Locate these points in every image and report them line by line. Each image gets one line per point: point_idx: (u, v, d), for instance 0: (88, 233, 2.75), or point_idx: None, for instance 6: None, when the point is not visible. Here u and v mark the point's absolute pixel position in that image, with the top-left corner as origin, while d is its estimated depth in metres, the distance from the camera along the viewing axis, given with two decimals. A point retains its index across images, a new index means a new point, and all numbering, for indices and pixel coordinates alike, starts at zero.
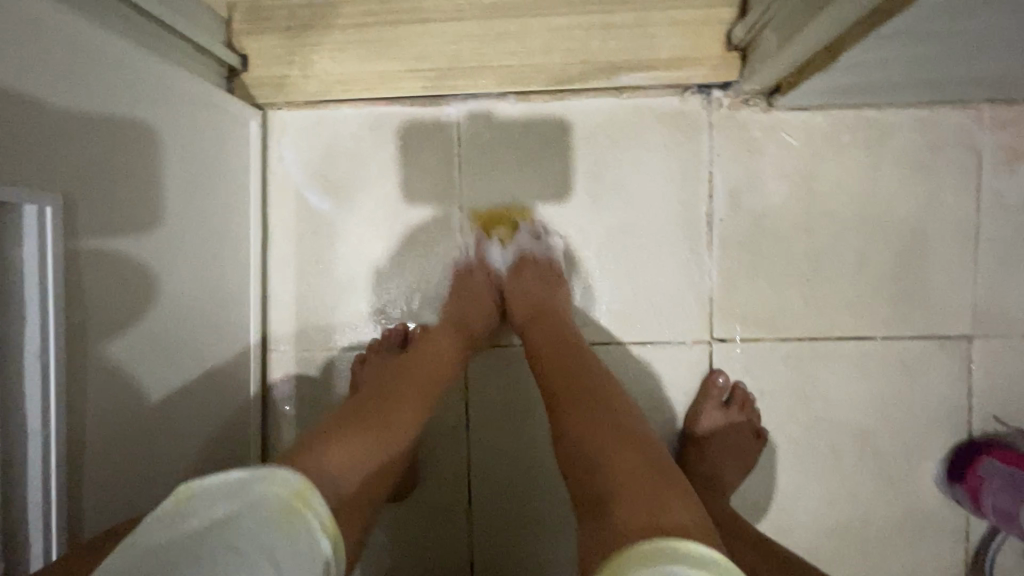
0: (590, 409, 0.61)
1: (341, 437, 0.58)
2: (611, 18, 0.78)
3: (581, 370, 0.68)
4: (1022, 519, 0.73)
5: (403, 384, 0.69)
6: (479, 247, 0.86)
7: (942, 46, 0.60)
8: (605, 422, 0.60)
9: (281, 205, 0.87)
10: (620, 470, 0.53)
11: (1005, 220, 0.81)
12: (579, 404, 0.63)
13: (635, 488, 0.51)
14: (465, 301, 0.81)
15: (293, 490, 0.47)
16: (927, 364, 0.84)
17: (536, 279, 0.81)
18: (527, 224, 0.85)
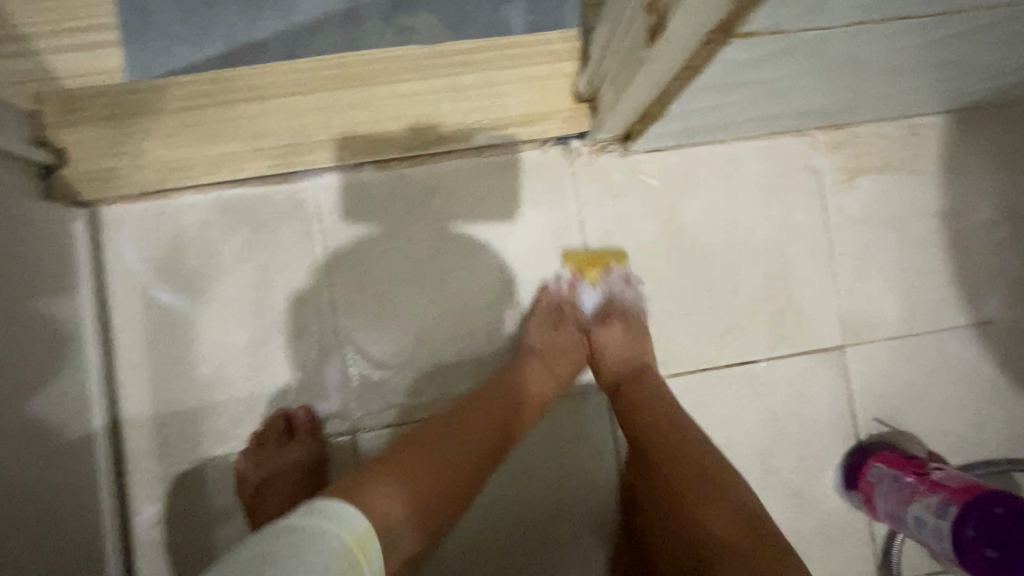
0: (689, 478, 0.65)
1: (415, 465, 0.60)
2: (456, 80, 0.78)
3: (668, 417, 0.71)
4: (907, 521, 0.73)
5: (485, 424, 0.68)
6: (572, 286, 0.83)
7: (754, 92, 0.63)
8: (701, 490, 0.64)
9: (125, 307, 0.78)
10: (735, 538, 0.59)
11: (853, 233, 0.87)
12: (678, 463, 0.67)
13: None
14: (558, 324, 0.80)
15: (355, 537, 0.50)
16: (808, 378, 0.87)
17: (623, 332, 0.79)
18: (618, 268, 0.83)
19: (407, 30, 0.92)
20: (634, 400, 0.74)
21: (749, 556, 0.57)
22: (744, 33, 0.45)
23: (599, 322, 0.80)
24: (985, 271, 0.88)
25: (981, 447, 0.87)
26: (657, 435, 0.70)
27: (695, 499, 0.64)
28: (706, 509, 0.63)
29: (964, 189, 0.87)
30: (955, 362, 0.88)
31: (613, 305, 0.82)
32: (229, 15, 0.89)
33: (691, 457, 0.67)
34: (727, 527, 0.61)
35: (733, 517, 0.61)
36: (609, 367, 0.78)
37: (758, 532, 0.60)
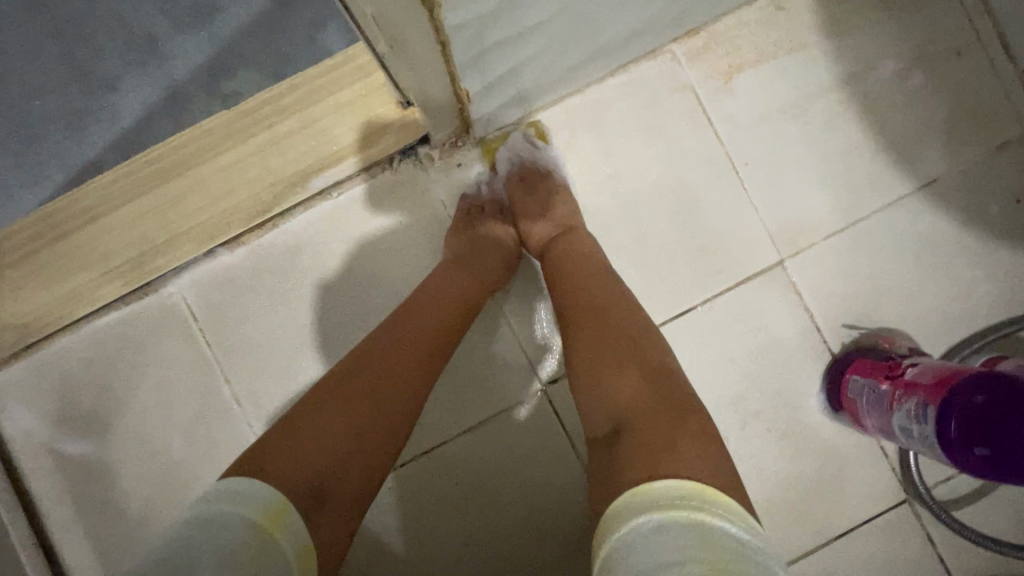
0: (599, 328, 0.58)
1: (336, 397, 0.53)
2: (275, 131, 0.74)
3: (585, 264, 0.66)
4: (895, 433, 0.65)
5: (391, 334, 0.60)
6: (492, 189, 0.77)
7: (549, 38, 0.55)
8: (615, 350, 0.55)
9: (37, 469, 0.76)
10: (638, 404, 0.50)
11: (751, 137, 0.78)
12: (608, 334, 0.57)
13: (654, 429, 0.47)
14: (475, 223, 0.73)
15: (263, 510, 0.45)
16: (757, 306, 0.78)
17: (546, 194, 0.73)
18: (523, 132, 0.77)
19: (233, 96, 0.87)
20: (561, 252, 0.67)
21: (661, 438, 0.46)
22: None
23: (519, 185, 0.74)
24: (911, 127, 0.78)
25: (968, 319, 0.77)
26: (592, 303, 0.60)
27: (607, 364, 0.54)
28: (613, 376, 0.53)
29: (858, 48, 0.78)
30: (912, 235, 0.77)
31: (525, 168, 0.75)
32: (56, 146, 0.86)
33: (617, 320, 0.58)
34: (635, 409, 0.50)
35: (643, 384, 0.51)
36: (536, 233, 0.72)
37: (680, 403, 0.50)
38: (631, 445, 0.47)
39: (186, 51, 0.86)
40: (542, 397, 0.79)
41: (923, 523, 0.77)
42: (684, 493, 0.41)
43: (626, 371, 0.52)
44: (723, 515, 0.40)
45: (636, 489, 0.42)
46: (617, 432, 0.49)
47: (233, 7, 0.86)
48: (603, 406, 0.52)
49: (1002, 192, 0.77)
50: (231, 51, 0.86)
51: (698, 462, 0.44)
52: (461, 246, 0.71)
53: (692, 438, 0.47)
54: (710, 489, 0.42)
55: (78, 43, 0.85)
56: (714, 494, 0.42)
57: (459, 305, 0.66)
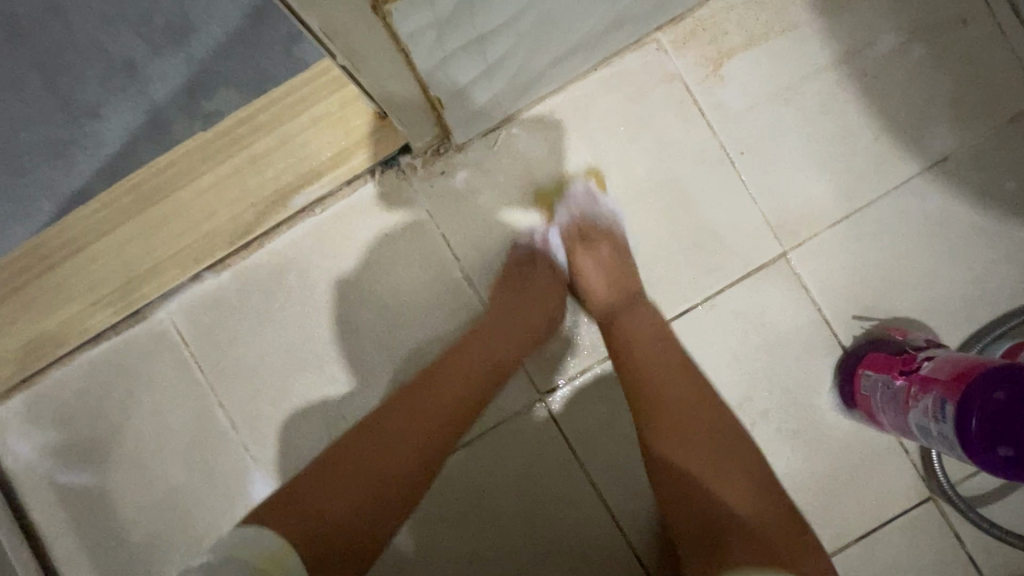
0: (699, 419, 0.59)
1: (368, 450, 0.55)
2: (253, 151, 0.73)
3: (659, 337, 0.68)
4: (913, 431, 0.61)
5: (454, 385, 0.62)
6: (542, 241, 0.75)
7: (518, 38, 0.53)
8: (693, 425, 0.59)
9: (39, 502, 0.76)
10: (756, 522, 0.52)
11: (744, 125, 0.74)
12: (715, 434, 0.59)
13: (765, 543, 0.50)
14: (526, 276, 0.72)
15: (266, 555, 0.45)
16: (760, 301, 0.74)
17: (611, 254, 0.72)
18: (582, 180, 0.75)
19: (214, 114, 0.85)
20: (627, 326, 0.68)
21: (781, 553, 0.49)
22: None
23: (581, 244, 0.73)
24: (916, 104, 0.73)
25: (987, 304, 0.73)
26: (651, 357, 0.65)
27: (676, 425, 0.59)
28: (724, 482, 0.54)
29: (855, 24, 0.73)
30: (924, 218, 0.73)
31: (584, 222, 0.74)
32: (43, 176, 0.85)
33: (668, 368, 0.64)
34: (765, 529, 0.51)
35: (759, 498, 0.54)
36: (598, 299, 0.71)
37: (792, 530, 0.53)
38: (745, 551, 0.49)
39: (165, 72, 0.85)
40: (540, 407, 0.76)
41: (950, 521, 0.73)
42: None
43: (729, 473, 0.55)
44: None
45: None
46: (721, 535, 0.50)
47: (208, 24, 0.85)
48: (672, 445, 0.57)
49: (1019, 167, 0.73)
50: (210, 70, 0.85)
51: None
52: (506, 305, 0.70)
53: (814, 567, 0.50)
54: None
55: (58, 71, 0.85)
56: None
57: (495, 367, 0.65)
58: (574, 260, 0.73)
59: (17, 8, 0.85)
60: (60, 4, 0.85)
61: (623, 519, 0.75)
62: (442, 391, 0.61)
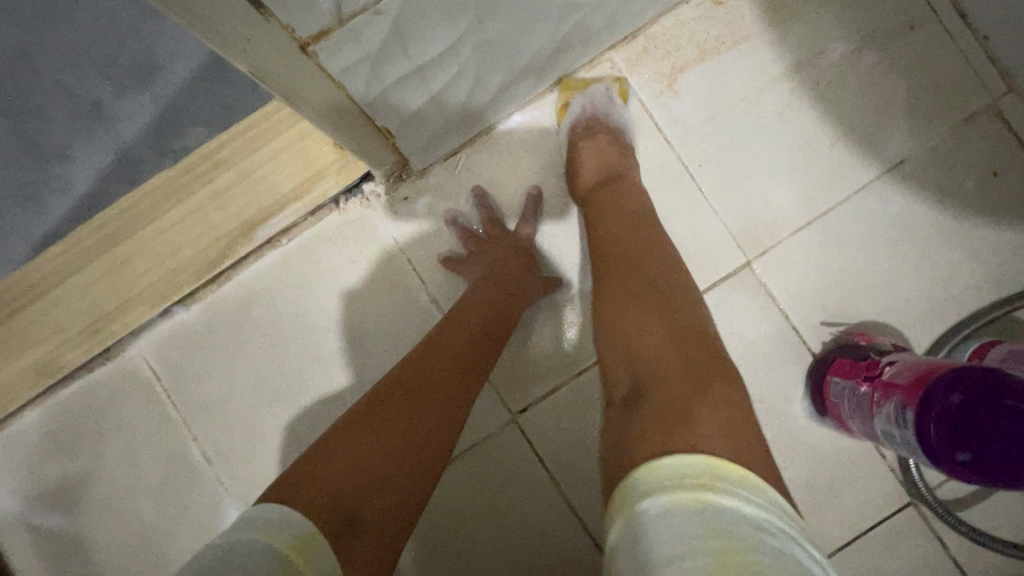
0: (625, 275, 0.53)
1: (390, 410, 0.50)
2: (216, 185, 0.73)
3: (632, 224, 0.59)
4: (880, 437, 0.61)
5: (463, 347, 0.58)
6: (489, 217, 0.75)
7: (460, 66, 0.54)
8: (646, 300, 0.50)
9: (14, 546, 0.75)
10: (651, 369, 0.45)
11: (701, 137, 0.75)
12: (631, 280, 0.53)
13: (670, 378, 0.44)
14: (492, 243, 0.73)
15: (291, 540, 0.39)
16: (728, 311, 0.74)
17: (611, 142, 0.69)
18: (604, 83, 0.73)
19: (183, 150, 0.86)
20: (606, 199, 0.63)
21: (748, 441, 0.40)
22: (311, 34, 0.39)
23: (584, 134, 0.70)
24: (870, 109, 0.74)
25: (953, 306, 0.72)
26: (644, 271, 0.53)
27: (629, 297, 0.51)
28: (628, 317, 0.50)
29: (805, 33, 0.74)
30: (886, 221, 0.73)
31: (596, 116, 0.71)
32: (16, 218, 0.86)
33: (627, 248, 0.56)
34: (716, 419, 0.40)
35: (654, 326, 0.48)
36: (586, 179, 0.68)
37: (704, 353, 0.46)
38: (648, 411, 0.42)
39: (133, 112, 0.86)
40: (512, 427, 0.76)
41: (932, 526, 0.72)
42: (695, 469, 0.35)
43: (640, 304, 0.50)
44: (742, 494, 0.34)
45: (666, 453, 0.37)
46: (639, 392, 0.44)
47: (174, 63, 0.86)
48: (630, 368, 0.47)
49: (977, 166, 0.73)
50: (177, 107, 0.86)
51: (713, 436, 0.39)
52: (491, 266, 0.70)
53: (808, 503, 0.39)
54: (734, 467, 0.36)
55: (29, 115, 0.86)
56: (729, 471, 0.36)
57: (501, 319, 0.64)
58: (573, 138, 0.71)
59: None
60: (30, 50, 0.86)
61: (603, 540, 0.75)
62: (459, 352, 0.58)
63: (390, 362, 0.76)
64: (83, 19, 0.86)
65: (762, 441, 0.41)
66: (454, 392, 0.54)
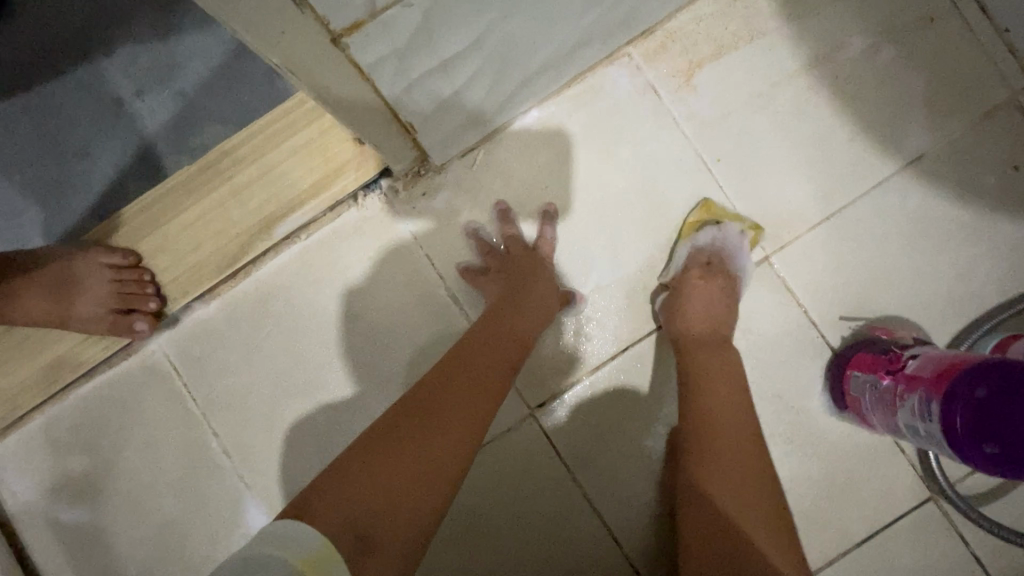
0: (726, 389, 0.62)
1: (406, 428, 0.51)
2: (236, 182, 0.74)
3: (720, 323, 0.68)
4: (904, 432, 0.60)
5: (477, 363, 0.59)
6: (506, 218, 0.75)
7: (483, 61, 0.54)
8: (758, 471, 0.57)
9: (36, 539, 0.76)
10: (748, 523, 0.53)
11: (719, 133, 0.75)
12: (735, 436, 0.59)
13: (768, 537, 0.53)
14: (506, 262, 0.73)
15: (307, 556, 0.39)
16: (746, 306, 0.74)
17: (721, 287, 0.70)
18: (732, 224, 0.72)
19: (201, 148, 0.87)
20: (694, 346, 0.66)
21: (784, 542, 0.53)
22: (344, 27, 0.40)
23: (699, 274, 0.70)
24: (888, 104, 0.74)
25: (974, 301, 0.72)
26: (729, 413, 0.60)
27: (743, 442, 0.59)
28: (753, 489, 0.56)
29: (822, 29, 0.74)
30: (905, 216, 0.73)
31: (719, 257, 0.71)
32: (37, 215, 0.87)
33: (728, 365, 0.64)
34: (766, 524, 0.54)
35: (778, 518, 0.55)
36: (689, 322, 0.67)
37: (788, 528, 0.54)
38: (748, 556, 0.51)
39: (152, 110, 0.87)
40: (531, 422, 0.76)
41: (952, 521, 0.71)
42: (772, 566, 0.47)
43: (763, 490, 0.56)
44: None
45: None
46: (730, 524, 0.53)
47: (191, 61, 0.87)
48: (712, 503, 0.55)
49: (996, 162, 0.73)
50: (195, 105, 0.87)
51: (791, 570, 0.50)
52: (505, 284, 0.70)
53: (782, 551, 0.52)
54: None
55: (49, 113, 0.87)
56: None
57: (515, 335, 0.64)
58: (682, 274, 0.71)
59: (8, 56, 0.87)
60: (49, 50, 0.87)
61: (621, 534, 0.75)
62: (475, 368, 0.58)
63: (409, 356, 0.76)
64: (102, 18, 0.87)
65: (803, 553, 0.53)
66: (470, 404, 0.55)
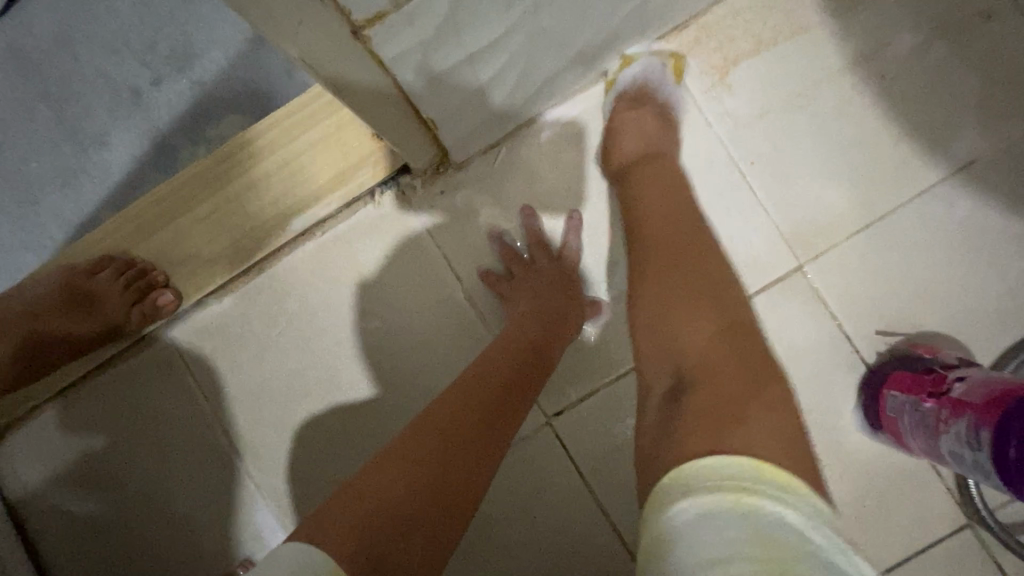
0: (682, 262, 0.53)
1: (423, 439, 0.49)
2: (252, 175, 0.72)
3: (680, 210, 0.59)
4: (946, 457, 0.57)
5: (496, 376, 0.57)
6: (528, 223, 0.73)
7: (510, 55, 0.52)
8: (696, 300, 0.49)
9: (47, 531, 0.75)
10: (701, 351, 0.45)
11: (754, 134, 0.71)
12: (681, 277, 0.52)
13: (730, 368, 0.44)
14: (533, 273, 0.71)
15: None
16: (777, 316, 0.70)
17: (657, 117, 0.68)
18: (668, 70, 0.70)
19: (217, 139, 0.85)
20: (644, 177, 0.64)
21: (733, 386, 0.42)
22: (365, 18, 0.37)
23: (629, 104, 0.68)
24: (937, 107, 0.69)
25: (1022, 320, 0.68)
26: (653, 216, 0.59)
27: (680, 305, 0.49)
28: (681, 317, 0.48)
29: (869, 25, 0.70)
30: (950, 227, 0.69)
31: (647, 86, 0.68)
32: (53, 204, 0.86)
33: (702, 269, 0.52)
34: (709, 350, 0.45)
35: (720, 341, 0.46)
36: (626, 150, 0.67)
37: (756, 358, 0.45)
38: (704, 396, 0.42)
39: (169, 99, 0.85)
40: (546, 430, 0.74)
41: (990, 551, 0.68)
42: (741, 469, 0.36)
43: (687, 313, 0.48)
44: (779, 497, 0.35)
45: (700, 468, 0.37)
46: (682, 379, 0.45)
47: (210, 50, 0.85)
48: (671, 352, 0.47)
49: None
50: (213, 95, 0.85)
51: (777, 448, 0.38)
52: (530, 296, 0.68)
53: (767, 420, 0.40)
54: (771, 466, 0.37)
55: (68, 102, 0.86)
56: (771, 475, 0.36)
57: (537, 354, 0.62)
58: (618, 107, 0.69)
59: (28, 41, 0.87)
60: (69, 36, 0.86)
61: (638, 550, 0.72)
62: (495, 380, 0.56)
63: (423, 358, 0.74)
64: (121, 6, 0.86)
65: (783, 402, 0.42)
66: (488, 423, 0.53)
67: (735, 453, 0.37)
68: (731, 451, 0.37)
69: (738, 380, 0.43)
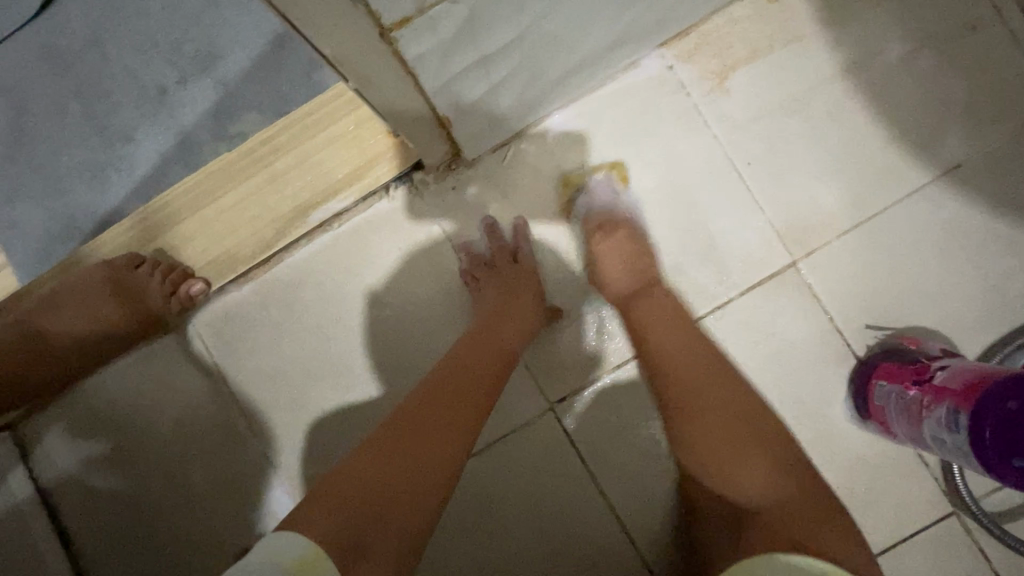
0: (712, 380, 0.63)
1: (403, 432, 0.52)
2: (273, 169, 0.76)
3: (690, 340, 0.67)
4: (927, 443, 0.60)
5: (473, 371, 0.60)
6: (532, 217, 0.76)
7: (521, 59, 0.55)
8: (737, 433, 0.59)
9: (70, 506, 0.79)
10: (771, 495, 0.55)
11: (752, 136, 0.75)
12: (725, 399, 0.62)
13: (795, 515, 0.53)
14: (492, 275, 0.73)
15: (299, 558, 0.43)
16: (772, 310, 0.74)
17: (618, 239, 0.72)
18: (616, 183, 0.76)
19: (239, 135, 0.90)
20: (641, 320, 0.68)
21: (800, 524, 0.53)
22: (394, 21, 0.41)
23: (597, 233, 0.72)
24: (925, 113, 0.73)
25: (1007, 315, 0.71)
26: (675, 353, 0.66)
27: (726, 441, 0.59)
28: (742, 464, 0.57)
29: (861, 35, 0.74)
30: (938, 227, 0.72)
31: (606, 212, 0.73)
32: (81, 195, 0.90)
33: (713, 382, 0.63)
34: (781, 505, 0.54)
35: (778, 476, 0.56)
36: (616, 285, 0.71)
37: (816, 496, 0.55)
38: (761, 531, 0.53)
39: (194, 97, 0.90)
40: (549, 416, 0.77)
41: (974, 536, 0.70)
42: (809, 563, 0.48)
43: (746, 455, 0.58)
44: None
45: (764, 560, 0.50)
46: (746, 525, 0.55)
47: (234, 51, 0.89)
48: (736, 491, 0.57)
49: None
50: (236, 94, 0.89)
51: (838, 549, 0.51)
52: (496, 299, 0.71)
53: (839, 539, 0.52)
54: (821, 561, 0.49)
55: (97, 99, 0.91)
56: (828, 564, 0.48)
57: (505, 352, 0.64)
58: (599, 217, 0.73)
59: (61, 42, 0.91)
60: (100, 37, 0.91)
61: (636, 532, 0.75)
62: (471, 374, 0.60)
63: (432, 345, 0.78)
64: (150, 8, 0.90)
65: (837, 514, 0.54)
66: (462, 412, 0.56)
67: (812, 558, 0.49)
68: (805, 555, 0.49)
69: (811, 521, 0.53)
